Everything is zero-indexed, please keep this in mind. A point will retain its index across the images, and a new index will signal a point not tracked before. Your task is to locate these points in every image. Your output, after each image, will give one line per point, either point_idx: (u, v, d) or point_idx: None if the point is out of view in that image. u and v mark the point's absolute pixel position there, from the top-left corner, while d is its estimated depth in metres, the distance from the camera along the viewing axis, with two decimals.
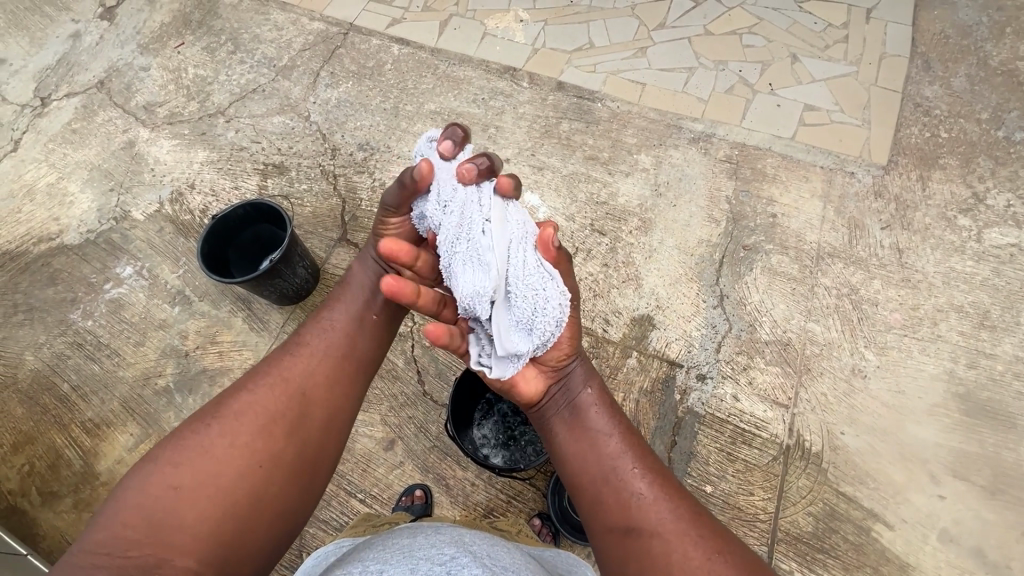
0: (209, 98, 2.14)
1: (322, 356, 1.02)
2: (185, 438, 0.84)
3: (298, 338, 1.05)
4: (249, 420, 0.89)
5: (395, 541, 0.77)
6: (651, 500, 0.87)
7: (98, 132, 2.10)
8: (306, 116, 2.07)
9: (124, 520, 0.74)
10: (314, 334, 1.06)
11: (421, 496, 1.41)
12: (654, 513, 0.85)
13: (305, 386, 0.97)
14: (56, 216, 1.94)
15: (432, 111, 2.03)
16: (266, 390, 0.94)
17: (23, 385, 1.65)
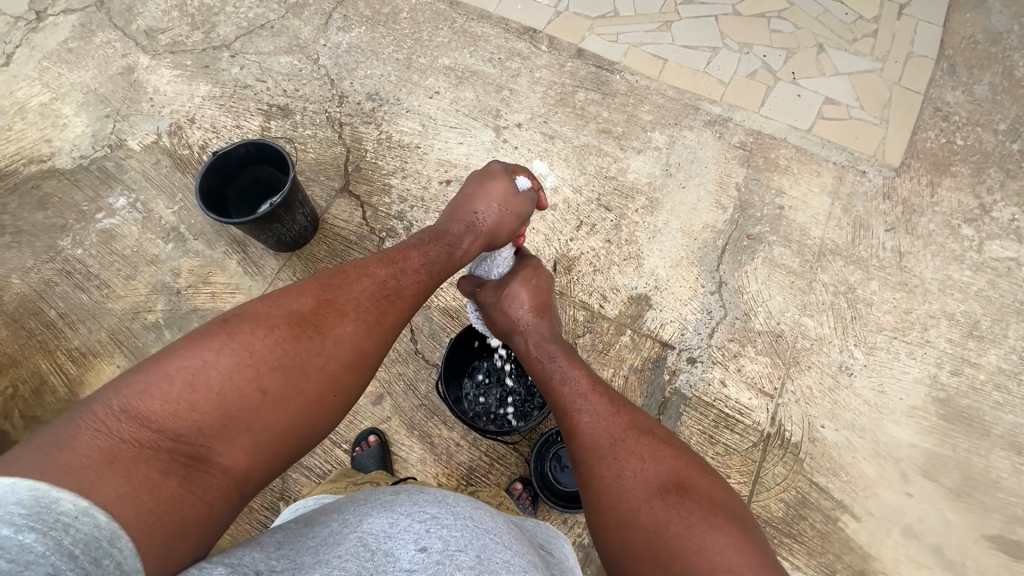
0: (214, 30, 2.05)
1: (409, 307, 1.01)
2: (283, 340, 0.82)
3: (399, 281, 1.01)
4: (343, 355, 0.87)
5: (377, 497, 0.78)
6: (588, 418, 1.00)
7: (96, 54, 2.01)
8: (315, 59, 1.99)
9: (195, 400, 0.72)
10: (411, 283, 1.03)
11: (373, 441, 1.44)
12: (591, 427, 0.99)
13: (386, 338, 0.95)
14: (49, 137, 1.87)
15: (446, 66, 1.97)
16: (359, 328, 0.90)
17: (9, 308, 1.62)
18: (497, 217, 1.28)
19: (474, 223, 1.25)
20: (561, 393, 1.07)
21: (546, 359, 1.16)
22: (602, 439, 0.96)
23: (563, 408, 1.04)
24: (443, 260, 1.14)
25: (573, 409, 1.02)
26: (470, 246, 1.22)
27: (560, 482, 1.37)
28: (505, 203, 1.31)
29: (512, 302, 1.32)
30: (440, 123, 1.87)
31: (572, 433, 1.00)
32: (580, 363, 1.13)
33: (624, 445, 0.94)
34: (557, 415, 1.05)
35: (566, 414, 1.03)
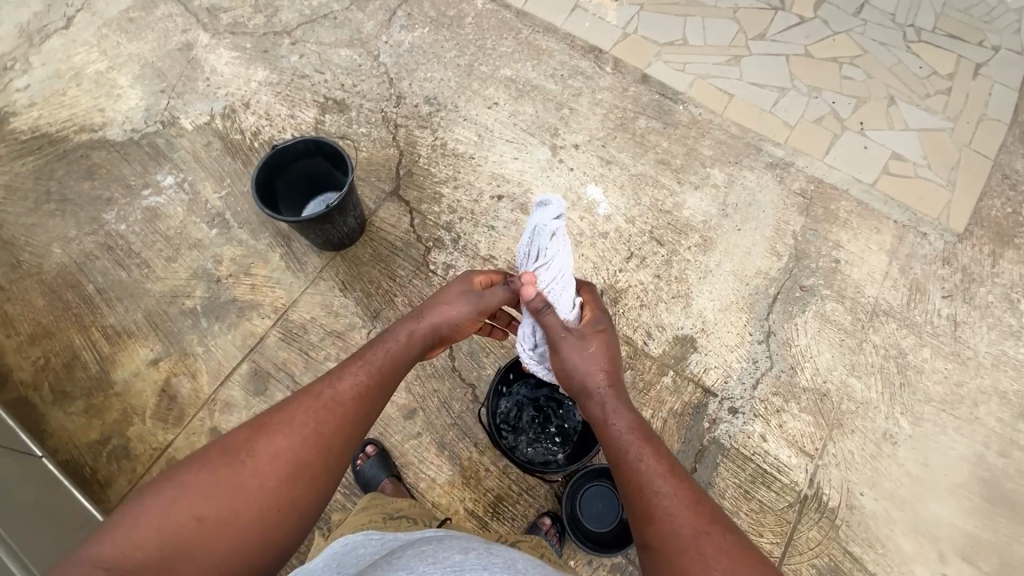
0: (277, 14, 2.03)
1: (356, 413, 0.93)
2: (216, 466, 0.80)
3: (341, 385, 0.94)
4: (279, 471, 0.82)
5: (445, 556, 0.75)
6: (666, 501, 0.89)
7: (156, 27, 1.99)
8: (375, 55, 1.96)
9: (138, 539, 0.73)
10: (351, 387, 0.95)
11: (374, 452, 1.42)
12: (671, 512, 0.88)
13: (339, 441, 0.89)
14: (102, 107, 1.85)
15: (507, 77, 1.93)
16: (296, 442, 0.85)
17: (48, 278, 1.61)
18: (454, 305, 1.12)
19: (426, 313, 1.10)
20: (633, 471, 0.94)
21: (618, 429, 1.00)
22: (684, 531, 0.85)
23: (635, 488, 0.92)
24: (393, 353, 1.03)
25: (647, 491, 0.91)
26: (422, 337, 1.08)
27: (590, 522, 1.34)
28: (464, 296, 1.13)
29: (579, 368, 1.10)
30: (496, 135, 1.83)
31: (644, 517, 0.89)
32: (653, 435, 0.99)
33: (709, 540, 0.84)
34: (625, 493, 0.94)
35: (641, 495, 0.91)
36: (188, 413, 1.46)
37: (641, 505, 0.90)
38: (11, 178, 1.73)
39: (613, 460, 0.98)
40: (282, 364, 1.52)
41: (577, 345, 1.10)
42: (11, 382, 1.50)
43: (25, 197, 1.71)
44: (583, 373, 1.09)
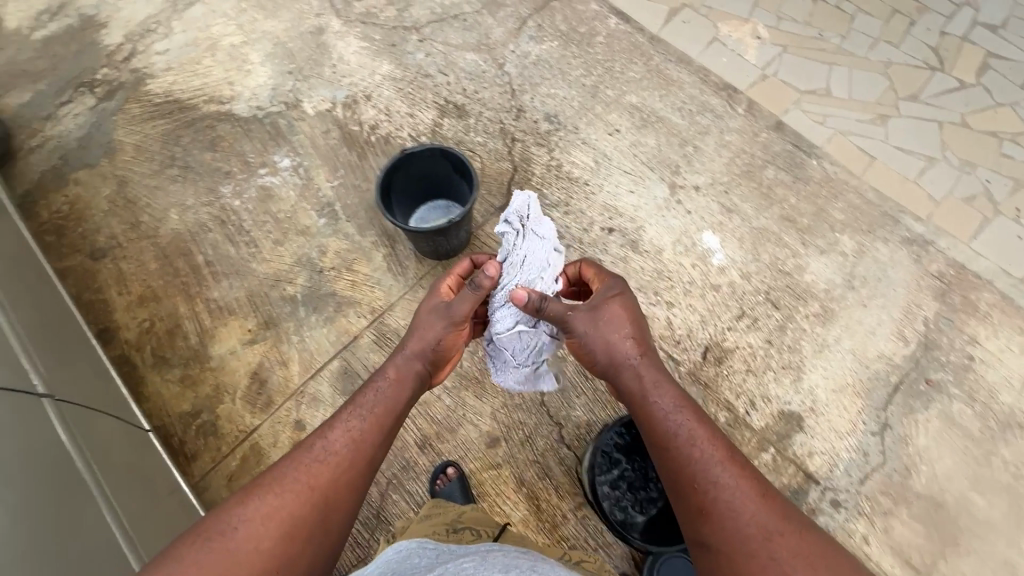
0: (408, 9, 2.01)
1: (350, 461, 0.99)
2: (210, 541, 0.86)
3: (328, 437, 1.00)
4: (273, 531, 0.89)
5: None
6: (725, 494, 0.96)
7: (292, 7, 2.01)
8: (500, 63, 1.92)
9: None
10: (343, 435, 1.01)
11: (453, 474, 1.39)
12: (733, 506, 0.95)
13: (341, 482, 0.97)
14: (232, 80, 1.89)
15: (632, 104, 1.85)
16: (290, 497, 0.92)
17: (163, 242, 1.65)
18: (427, 334, 1.14)
19: (412, 350, 1.14)
20: (686, 459, 1.01)
21: (666, 411, 1.06)
22: (749, 530, 0.92)
23: (692, 479, 0.99)
24: (384, 398, 1.08)
25: (704, 481, 0.98)
26: (413, 377, 1.12)
27: None
28: (441, 311, 1.14)
29: (599, 338, 1.14)
30: (615, 164, 1.76)
31: (705, 515, 0.96)
32: (700, 414, 1.07)
33: (779, 541, 0.91)
34: (681, 486, 1.00)
35: (699, 489, 0.98)
36: (276, 401, 1.47)
37: (698, 496, 0.98)
38: (142, 139, 1.79)
39: (666, 451, 1.04)
40: (372, 367, 1.50)
41: (599, 320, 1.15)
42: (116, 339, 1.54)
43: (152, 160, 1.76)
44: (603, 342, 1.14)
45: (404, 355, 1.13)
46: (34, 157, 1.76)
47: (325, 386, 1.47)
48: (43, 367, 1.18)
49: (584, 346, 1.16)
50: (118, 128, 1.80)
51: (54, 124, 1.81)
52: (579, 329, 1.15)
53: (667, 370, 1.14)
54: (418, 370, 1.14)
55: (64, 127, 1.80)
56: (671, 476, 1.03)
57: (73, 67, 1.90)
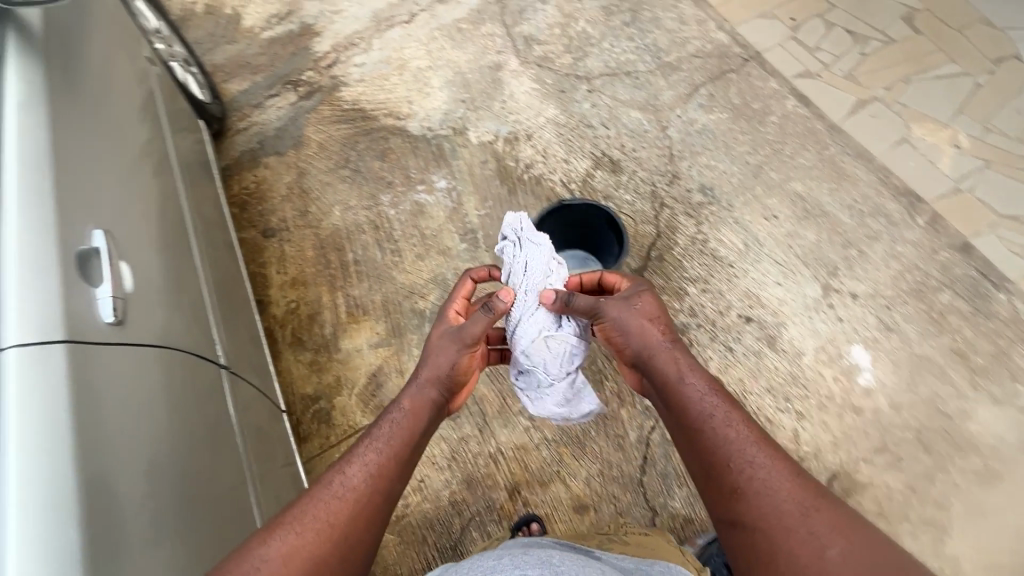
0: (584, 59, 2.08)
1: (372, 494, 1.03)
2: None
3: (347, 474, 1.04)
4: (297, 566, 0.92)
5: None
6: (758, 472, 0.95)
7: (477, 42, 2.16)
8: (664, 126, 1.91)
9: None
10: (363, 470, 1.05)
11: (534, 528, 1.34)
12: (767, 483, 0.94)
13: (365, 504, 1.02)
14: (411, 99, 2.05)
15: (797, 192, 1.75)
16: (311, 529, 0.96)
17: (323, 235, 1.81)
18: (439, 361, 1.20)
19: (426, 378, 1.20)
20: (720, 440, 0.99)
21: (701, 393, 1.04)
22: (785, 505, 0.91)
23: (724, 455, 0.98)
24: (401, 431, 1.12)
25: (736, 458, 0.97)
26: (428, 407, 1.18)
27: None
28: (453, 337, 1.20)
29: (630, 324, 1.14)
30: (766, 250, 1.67)
31: (740, 493, 0.95)
32: (731, 398, 1.05)
33: (815, 515, 0.90)
34: (712, 471, 0.99)
35: (733, 467, 0.97)
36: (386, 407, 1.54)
37: (732, 478, 0.96)
38: (326, 139, 1.99)
39: (696, 436, 1.02)
40: (478, 399, 1.51)
41: (633, 305, 1.14)
42: (266, 313, 1.71)
43: (330, 158, 1.95)
44: (637, 328, 1.13)
45: (419, 386, 1.19)
46: (238, 138, 2.02)
47: None
48: (220, 327, 1.36)
49: (615, 334, 1.16)
50: (309, 125, 2.03)
51: (261, 113, 2.07)
52: (613, 315, 1.15)
53: (685, 348, 1.13)
54: (432, 401, 1.19)
55: (267, 117, 2.06)
56: (701, 462, 1.00)
57: (285, 67, 2.17)
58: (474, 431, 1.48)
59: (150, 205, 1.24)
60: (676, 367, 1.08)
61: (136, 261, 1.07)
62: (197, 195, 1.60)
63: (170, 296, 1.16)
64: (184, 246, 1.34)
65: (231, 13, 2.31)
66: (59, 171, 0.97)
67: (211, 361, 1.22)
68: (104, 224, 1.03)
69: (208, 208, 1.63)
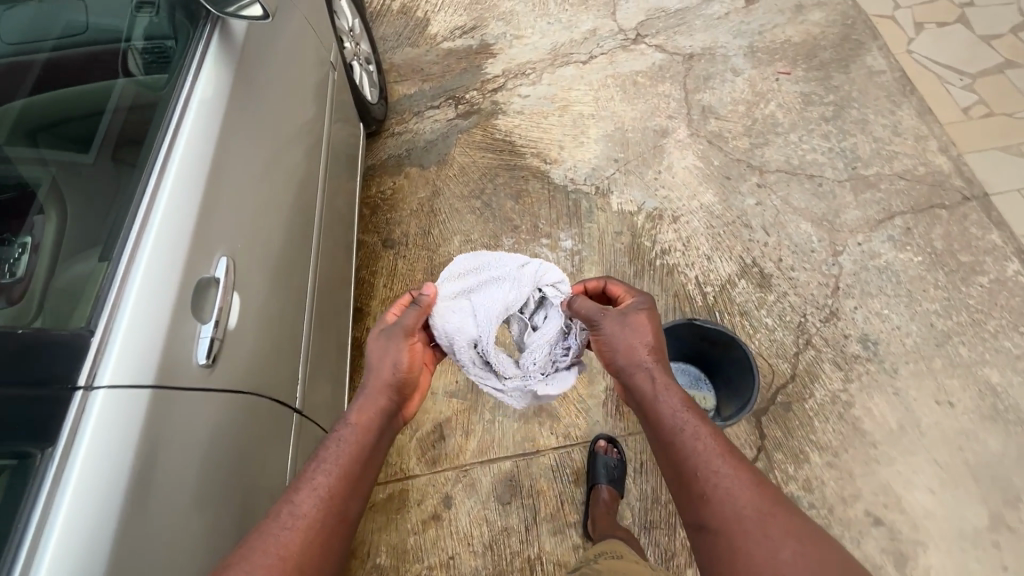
0: (763, 147, 1.85)
1: (326, 511, 0.83)
2: None
3: (295, 489, 0.83)
4: None
5: None
6: (720, 478, 0.80)
7: (650, 99, 2.01)
8: (837, 249, 1.64)
9: None
10: (312, 489, 0.84)
11: None
12: (729, 496, 0.78)
13: (323, 521, 0.81)
14: (563, 144, 1.96)
15: (990, 381, 1.40)
16: (270, 558, 0.75)
17: (436, 261, 1.79)
18: (381, 366, 1.02)
19: (369, 394, 0.99)
20: (689, 451, 0.84)
21: (671, 406, 0.89)
22: (745, 512, 0.75)
23: (693, 461, 0.83)
24: (350, 451, 0.91)
25: (704, 463, 0.82)
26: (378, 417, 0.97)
27: None
28: (405, 334, 1.02)
29: (619, 338, 0.96)
30: (926, 443, 1.35)
31: (699, 495, 0.80)
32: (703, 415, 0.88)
33: (775, 523, 0.74)
34: (679, 481, 0.84)
35: (701, 476, 0.81)
36: (441, 464, 1.47)
37: (696, 485, 0.81)
38: (468, 164, 1.97)
39: (668, 449, 0.87)
40: (534, 493, 1.41)
41: (626, 325, 0.98)
42: (360, 323, 1.72)
43: (465, 185, 1.92)
44: (627, 346, 0.96)
45: (367, 396, 0.98)
46: (389, 141, 2.07)
47: (488, 482, 1.42)
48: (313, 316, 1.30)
49: (609, 349, 0.98)
50: (457, 146, 2.02)
51: (417, 122, 2.10)
52: (604, 329, 0.97)
53: (663, 347, 0.98)
54: (380, 418, 0.98)
55: (421, 128, 2.08)
56: (669, 470, 0.86)
57: (452, 81, 2.19)
58: (519, 526, 1.38)
59: (291, 181, 1.24)
60: (648, 380, 0.92)
61: (262, 234, 1.07)
62: (334, 193, 1.63)
63: (284, 272, 1.13)
64: (309, 227, 1.32)
65: (421, 19, 2.39)
66: (222, 141, 1.00)
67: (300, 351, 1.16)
68: (244, 192, 1.03)
69: (341, 206, 1.66)
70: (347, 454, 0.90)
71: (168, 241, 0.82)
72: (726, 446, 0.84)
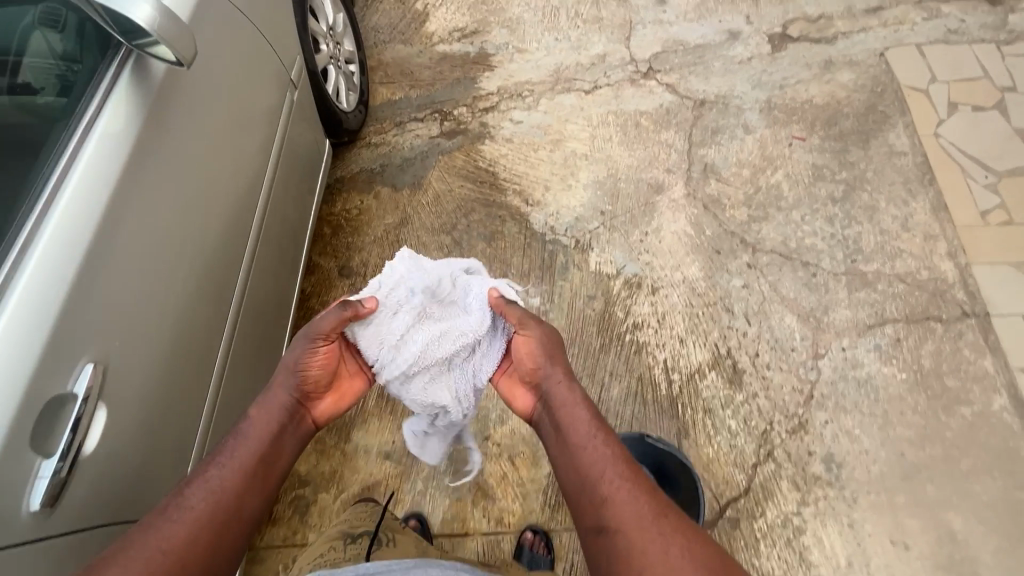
0: (761, 221, 1.70)
1: (220, 507, 0.82)
2: None
3: (195, 483, 0.84)
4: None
5: None
6: (616, 492, 0.82)
7: (650, 146, 1.85)
8: (818, 352, 1.52)
9: None
10: (205, 484, 0.84)
11: None
12: (625, 503, 0.81)
13: (215, 518, 0.81)
14: (549, 184, 1.81)
15: (950, 527, 1.32)
16: (157, 551, 0.75)
17: None
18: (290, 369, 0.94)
19: (270, 399, 0.94)
20: (593, 462, 0.86)
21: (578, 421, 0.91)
22: (641, 514, 0.79)
23: (595, 476, 0.85)
24: (251, 446, 0.89)
25: (602, 477, 0.85)
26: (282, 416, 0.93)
27: None
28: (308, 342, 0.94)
29: (541, 347, 0.99)
30: None
31: (597, 505, 0.83)
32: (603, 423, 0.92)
33: (665, 522, 0.79)
34: (582, 493, 0.86)
35: (603, 488, 0.83)
36: None
37: (598, 492, 0.83)
38: (444, 192, 1.81)
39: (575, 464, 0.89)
40: None
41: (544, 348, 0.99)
42: None
43: (437, 216, 1.77)
44: (548, 357, 0.99)
45: (269, 396, 0.94)
46: (363, 152, 1.90)
47: None
48: (237, 362, 1.21)
49: (530, 353, 0.99)
50: (435, 168, 1.85)
51: (397, 134, 1.92)
52: (533, 335, 0.98)
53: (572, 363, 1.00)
54: (284, 413, 0.94)
55: (401, 142, 1.91)
56: (574, 482, 0.88)
57: (441, 91, 2.01)
58: None
59: (222, 212, 1.14)
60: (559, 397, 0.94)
61: (164, 286, 0.98)
62: (291, 219, 1.48)
63: (188, 326, 1.04)
64: (236, 253, 1.19)
65: (419, 14, 2.18)
66: (125, 188, 0.89)
67: (199, 410, 1.08)
68: (146, 244, 0.94)
69: (290, 215, 1.47)
70: (251, 452, 0.88)
71: (22, 327, 0.73)
72: (626, 461, 0.86)
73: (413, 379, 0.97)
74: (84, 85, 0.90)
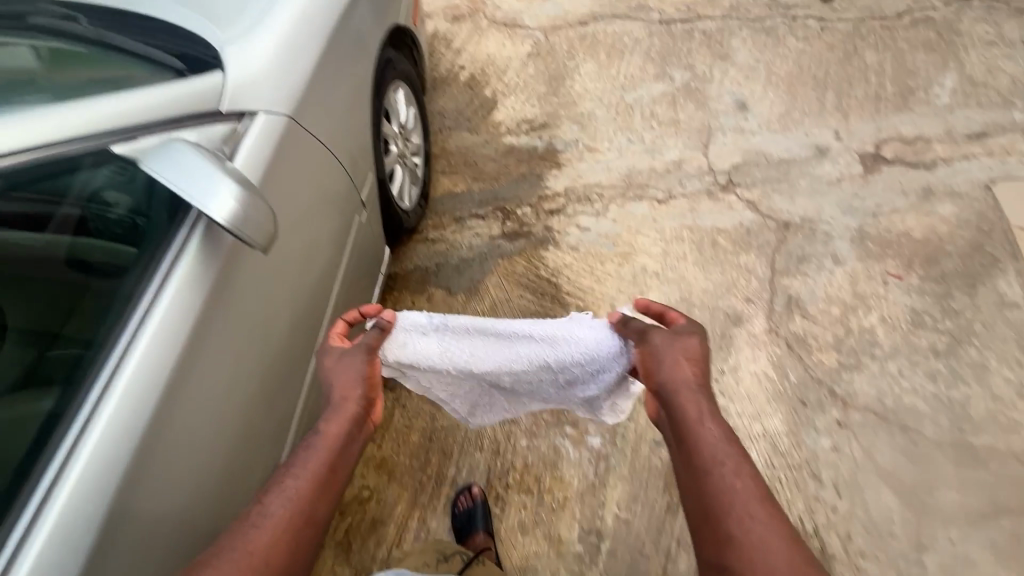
0: (852, 370, 1.53)
1: (297, 520, 0.73)
2: None
3: (266, 490, 0.75)
4: None
5: None
6: (732, 521, 0.70)
7: (728, 269, 1.70)
8: (921, 542, 1.32)
9: None
10: (278, 496, 0.74)
11: None
12: (758, 546, 0.67)
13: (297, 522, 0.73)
14: (616, 303, 1.67)
15: None
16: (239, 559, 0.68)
17: (438, 423, 1.50)
18: (354, 365, 0.88)
19: (335, 397, 0.86)
20: (719, 486, 0.73)
21: (709, 432, 0.78)
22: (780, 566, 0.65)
23: (718, 501, 0.72)
24: (320, 455, 0.79)
25: (723, 497, 0.72)
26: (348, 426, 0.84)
27: None
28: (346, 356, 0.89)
29: (667, 351, 0.86)
30: None
31: (720, 536, 0.71)
32: (735, 442, 0.77)
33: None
34: (702, 514, 0.74)
35: (724, 518, 0.71)
36: None
37: (723, 527, 0.71)
38: (502, 301, 1.69)
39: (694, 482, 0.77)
40: None
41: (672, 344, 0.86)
42: None
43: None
44: (673, 361, 0.85)
45: (336, 401, 0.85)
46: (419, 249, 1.80)
47: None
48: None
49: (655, 365, 0.86)
50: (493, 273, 1.74)
51: (455, 231, 1.82)
52: (653, 341, 0.87)
53: (702, 363, 0.85)
54: (354, 423, 0.85)
55: (459, 240, 1.81)
56: (694, 501, 0.76)
57: (505, 187, 1.91)
58: None
59: (294, 314, 1.02)
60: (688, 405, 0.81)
61: (228, 417, 0.87)
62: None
63: (245, 471, 0.93)
64: (300, 371, 1.07)
65: (486, 102, 2.12)
66: (202, 326, 0.80)
67: None
68: (211, 401, 0.83)
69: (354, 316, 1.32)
70: (323, 449, 0.80)
71: (73, 532, 0.64)
72: (756, 485, 0.73)
73: (440, 379, 1.03)
74: (157, 241, 0.81)
